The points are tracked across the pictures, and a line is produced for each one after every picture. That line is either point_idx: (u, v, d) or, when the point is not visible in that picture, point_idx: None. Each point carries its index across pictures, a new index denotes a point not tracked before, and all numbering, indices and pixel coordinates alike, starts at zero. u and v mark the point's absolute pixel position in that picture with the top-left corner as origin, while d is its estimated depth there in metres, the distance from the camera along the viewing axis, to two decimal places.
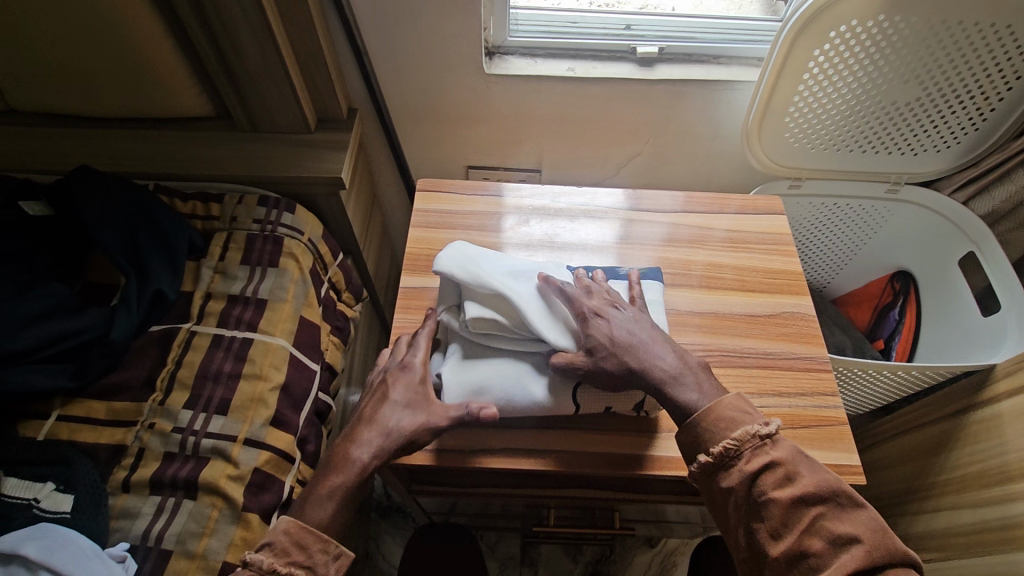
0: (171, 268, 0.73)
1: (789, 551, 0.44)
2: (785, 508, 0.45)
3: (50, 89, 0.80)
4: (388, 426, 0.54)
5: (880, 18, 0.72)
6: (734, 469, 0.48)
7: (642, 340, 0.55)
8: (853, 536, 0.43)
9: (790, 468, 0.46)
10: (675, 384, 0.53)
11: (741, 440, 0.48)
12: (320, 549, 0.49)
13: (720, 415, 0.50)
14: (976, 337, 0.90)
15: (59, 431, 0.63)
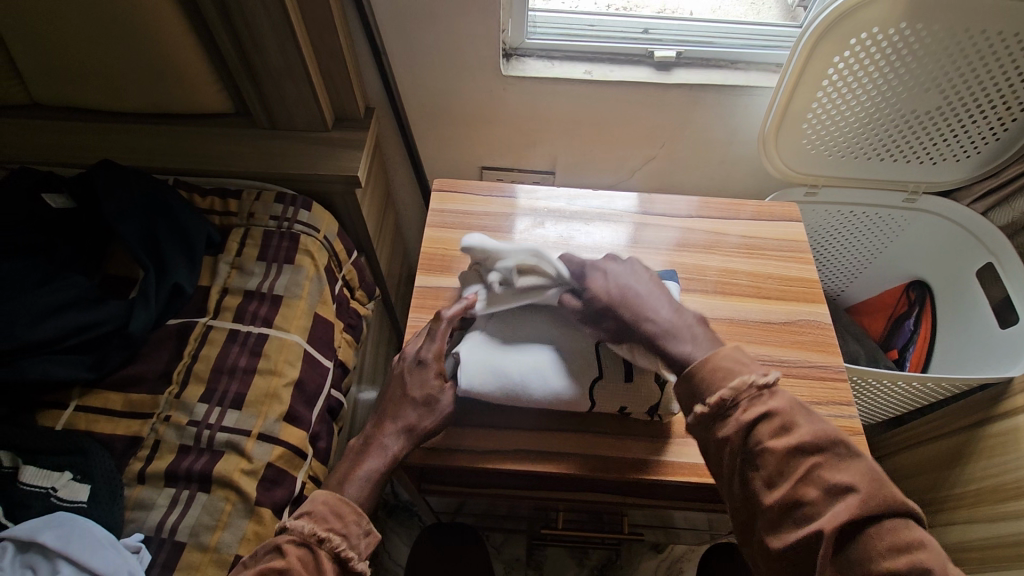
0: (189, 261, 0.74)
1: (783, 500, 0.41)
2: (781, 457, 0.42)
3: (74, 84, 0.81)
4: (417, 425, 0.55)
5: (902, 26, 0.72)
6: (731, 419, 0.45)
7: (633, 294, 0.55)
8: (849, 484, 0.40)
9: (787, 418, 0.44)
10: (668, 335, 0.52)
11: (739, 389, 0.46)
12: (356, 520, 0.49)
13: (716, 365, 0.48)
14: (991, 347, 0.89)
15: (77, 421, 0.64)
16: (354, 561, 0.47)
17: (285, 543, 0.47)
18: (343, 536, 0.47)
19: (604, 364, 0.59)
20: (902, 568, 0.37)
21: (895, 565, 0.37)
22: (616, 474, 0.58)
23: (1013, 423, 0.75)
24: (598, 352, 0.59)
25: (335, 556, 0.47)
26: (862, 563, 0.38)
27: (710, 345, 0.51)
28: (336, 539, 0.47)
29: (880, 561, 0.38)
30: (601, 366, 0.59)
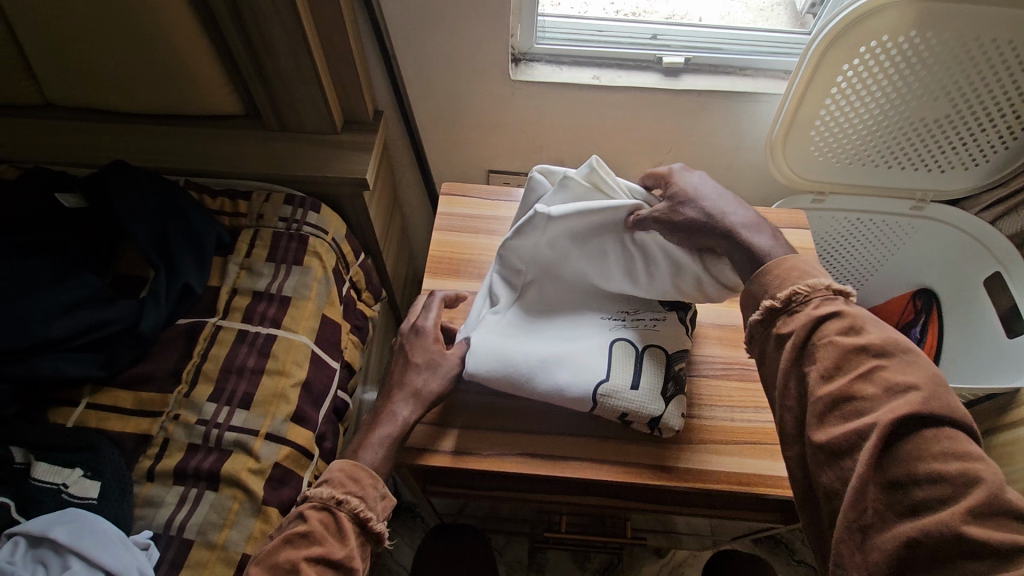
0: (199, 262, 0.75)
1: (836, 393, 0.42)
2: (843, 352, 0.43)
3: (88, 84, 0.82)
4: (422, 390, 0.57)
5: (912, 35, 0.71)
6: (801, 315, 0.47)
7: (713, 197, 0.56)
8: (910, 384, 0.40)
9: (857, 322, 0.45)
10: (746, 233, 0.54)
11: (813, 288, 0.48)
12: (372, 484, 0.50)
13: (794, 268, 0.50)
14: (997, 357, 0.89)
15: (87, 418, 0.64)
16: (373, 522, 0.49)
17: (304, 507, 0.48)
18: (361, 498, 0.49)
19: (612, 368, 0.58)
20: (949, 471, 0.36)
21: (944, 467, 0.37)
22: (621, 479, 0.59)
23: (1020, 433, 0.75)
24: (608, 355, 0.59)
25: (355, 517, 0.48)
26: (907, 461, 0.38)
27: (789, 247, 0.53)
28: (354, 501, 0.48)
29: (928, 465, 0.37)
30: (609, 368, 0.58)
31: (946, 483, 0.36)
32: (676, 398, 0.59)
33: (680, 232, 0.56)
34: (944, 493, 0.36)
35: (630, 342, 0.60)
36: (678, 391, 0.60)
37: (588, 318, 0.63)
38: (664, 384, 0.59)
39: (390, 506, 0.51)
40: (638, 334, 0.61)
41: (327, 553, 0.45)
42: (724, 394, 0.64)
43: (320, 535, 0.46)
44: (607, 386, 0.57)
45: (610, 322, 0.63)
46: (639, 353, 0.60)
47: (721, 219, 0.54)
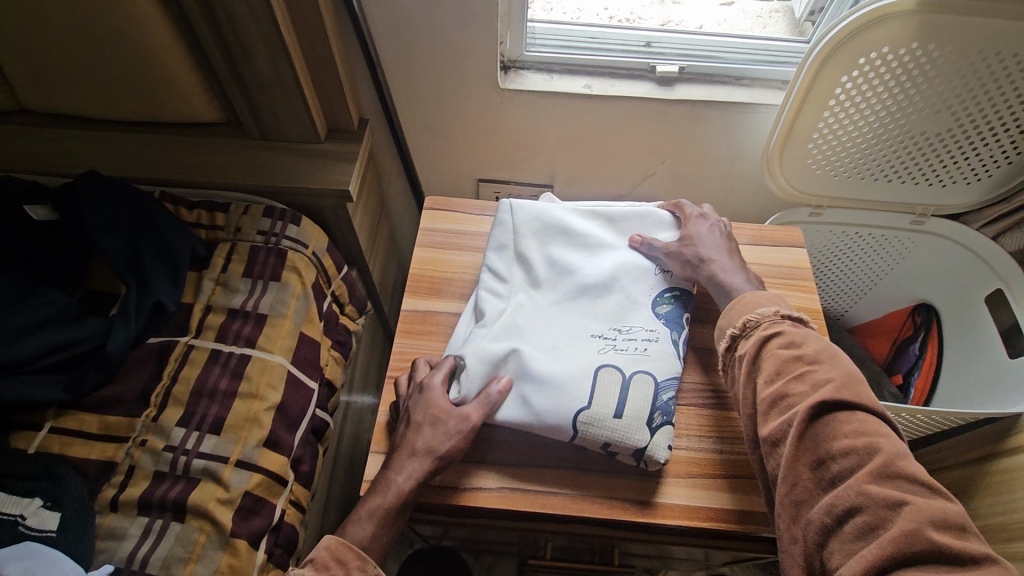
0: (172, 277, 0.72)
1: (773, 393, 0.48)
2: (782, 361, 0.50)
3: (61, 91, 0.80)
4: (434, 449, 0.55)
5: (913, 47, 0.69)
6: (752, 337, 0.54)
7: (716, 243, 0.65)
8: (831, 378, 0.46)
9: (796, 338, 0.51)
10: (731, 275, 0.63)
11: (763, 316, 0.55)
12: (358, 566, 0.50)
13: (754, 300, 0.57)
14: (999, 378, 0.86)
15: (50, 444, 0.62)
16: None
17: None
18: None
19: (595, 396, 0.56)
20: (857, 445, 0.42)
21: (852, 442, 0.42)
22: (605, 514, 0.56)
23: (1019, 461, 0.72)
24: (592, 379, 0.57)
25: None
26: (824, 442, 0.43)
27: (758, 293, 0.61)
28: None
29: (840, 442, 0.42)
30: (590, 395, 0.56)
31: (855, 454, 0.41)
32: (665, 427, 0.57)
33: (673, 258, 0.65)
34: (854, 463, 0.41)
35: (615, 364, 0.58)
36: (669, 421, 0.57)
37: (575, 334, 0.61)
38: (651, 413, 0.56)
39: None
40: (626, 358, 0.59)
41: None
42: (717, 423, 0.62)
43: None
44: (586, 413, 0.55)
45: (601, 340, 0.60)
46: (628, 378, 0.57)
47: (716, 260, 0.64)
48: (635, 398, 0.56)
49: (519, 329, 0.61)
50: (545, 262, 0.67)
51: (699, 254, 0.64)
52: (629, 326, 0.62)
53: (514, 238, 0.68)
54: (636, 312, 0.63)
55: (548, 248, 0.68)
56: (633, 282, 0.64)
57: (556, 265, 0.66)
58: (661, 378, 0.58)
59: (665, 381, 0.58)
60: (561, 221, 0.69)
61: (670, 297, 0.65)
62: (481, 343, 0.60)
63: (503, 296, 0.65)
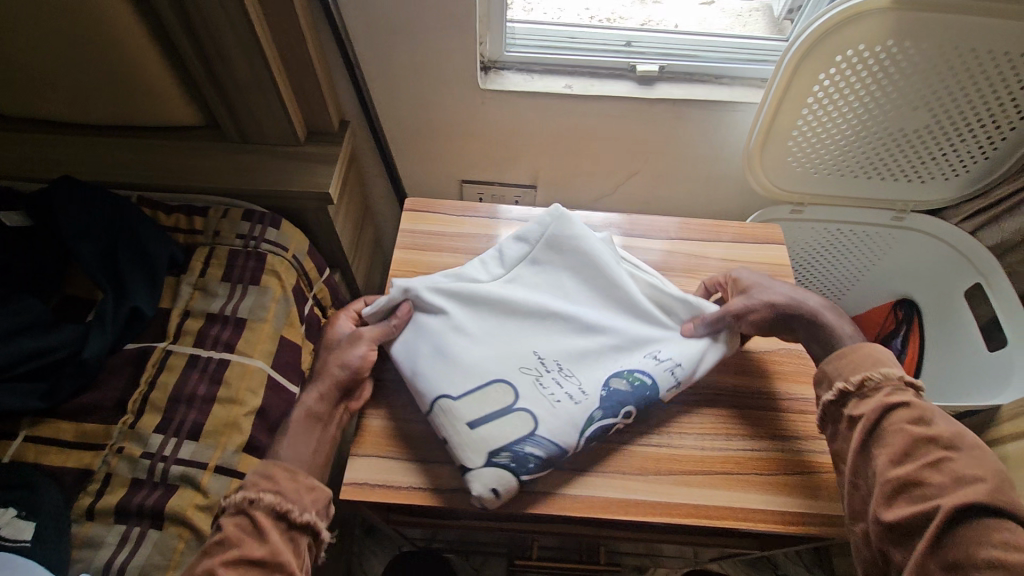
0: (150, 282, 0.72)
1: (903, 477, 0.47)
2: (913, 440, 0.48)
3: (32, 98, 0.79)
4: (344, 363, 0.60)
5: (889, 44, 0.69)
6: (872, 400, 0.52)
7: (788, 287, 0.63)
8: (977, 476, 0.45)
9: (924, 412, 0.49)
10: (828, 313, 0.60)
11: (887, 376, 0.52)
12: (288, 478, 0.52)
13: (866, 354, 0.55)
14: (983, 370, 0.86)
15: (25, 452, 0.62)
16: (294, 513, 0.50)
17: (221, 518, 0.51)
18: (276, 493, 0.50)
19: (465, 397, 0.56)
20: (1012, 560, 0.41)
21: (1008, 555, 0.41)
22: (585, 514, 0.56)
23: (998, 452, 0.72)
24: (482, 384, 0.57)
25: (273, 512, 0.50)
26: (967, 546, 0.43)
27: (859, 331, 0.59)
28: (267, 497, 0.50)
29: (988, 551, 0.42)
30: (465, 391, 0.56)
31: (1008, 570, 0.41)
32: (505, 472, 0.53)
33: (755, 314, 0.61)
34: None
35: (517, 390, 0.57)
36: (512, 469, 0.53)
37: (518, 335, 0.61)
38: (500, 448, 0.54)
39: (319, 499, 0.52)
40: (533, 391, 0.57)
41: (246, 554, 0.47)
42: (696, 422, 0.62)
43: (236, 539, 0.48)
44: (446, 401, 0.56)
45: (532, 364, 0.59)
46: (512, 408, 0.56)
47: (800, 304, 0.61)
48: (503, 426, 0.55)
49: (473, 309, 0.62)
50: (554, 275, 0.65)
51: (780, 303, 0.61)
52: (580, 379, 0.58)
53: (541, 243, 0.66)
54: (593, 369, 0.59)
55: (571, 265, 0.65)
56: (608, 342, 0.61)
57: (554, 286, 0.64)
58: (541, 432, 0.55)
59: (544, 436, 0.54)
60: (600, 256, 0.65)
61: (636, 381, 0.58)
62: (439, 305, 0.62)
63: (482, 279, 0.65)
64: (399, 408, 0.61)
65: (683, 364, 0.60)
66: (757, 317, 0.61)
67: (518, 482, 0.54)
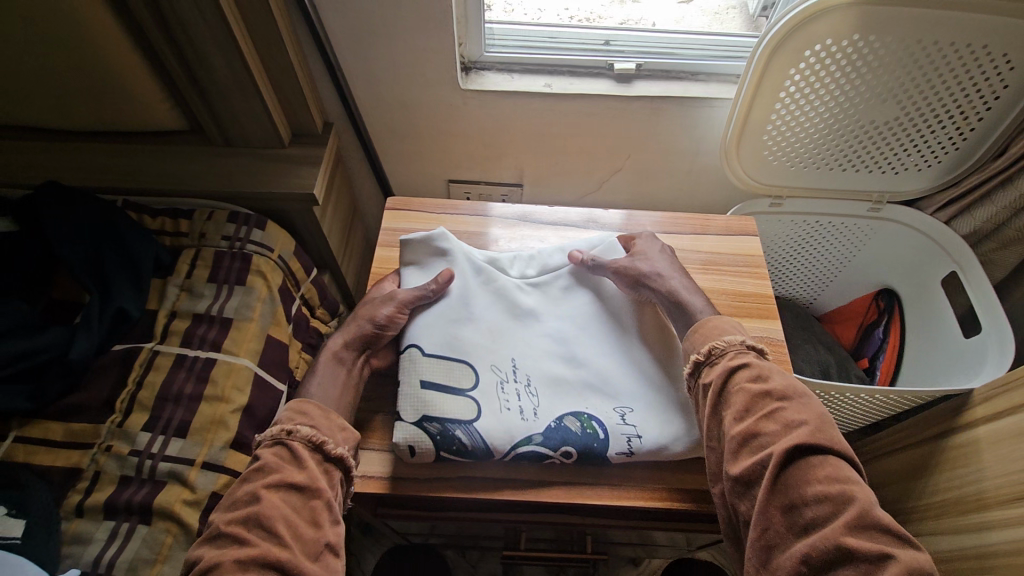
0: (136, 286, 0.73)
1: (743, 431, 0.48)
2: (750, 397, 0.50)
3: (17, 106, 0.80)
4: (374, 316, 0.63)
5: (855, 38, 0.71)
6: (718, 366, 0.54)
7: (666, 265, 0.66)
8: (803, 421, 0.47)
9: (762, 372, 0.52)
10: (687, 295, 0.62)
11: (729, 343, 0.55)
12: (323, 415, 0.54)
13: (711, 327, 0.58)
14: (958, 359, 0.88)
15: (15, 452, 0.64)
16: (329, 446, 0.52)
17: (258, 449, 0.51)
18: (312, 426, 0.52)
19: (430, 360, 0.60)
20: (831, 492, 0.43)
21: (827, 488, 0.43)
22: (567, 501, 0.57)
23: (972, 435, 0.73)
24: (453, 356, 0.61)
25: (310, 444, 0.51)
26: (798, 486, 0.44)
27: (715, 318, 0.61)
28: (304, 429, 0.52)
29: (814, 487, 0.43)
30: (435, 353, 0.61)
31: (830, 501, 0.42)
32: (428, 439, 0.56)
33: (629, 277, 0.65)
34: (828, 511, 0.42)
35: (477, 380, 0.59)
36: (433, 439, 0.56)
37: (511, 335, 0.64)
38: (430, 421, 0.56)
39: (350, 438, 0.54)
40: (493, 391, 0.59)
41: (288, 477, 0.48)
42: None
43: (276, 464, 0.49)
44: (415, 352, 0.61)
45: (504, 368, 0.61)
46: (464, 393, 0.58)
47: (660, 281, 0.64)
48: (449, 402, 0.57)
49: (488, 294, 0.67)
50: (575, 302, 0.68)
51: (649, 274, 0.64)
52: (542, 401, 0.59)
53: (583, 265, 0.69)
54: (564, 398, 0.60)
55: (593, 295, 0.68)
56: (592, 375, 0.62)
57: (573, 310, 0.67)
58: (478, 426, 0.56)
59: (478, 429, 0.56)
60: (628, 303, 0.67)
61: (590, 428, 0.58)
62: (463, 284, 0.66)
63: (511, 274, 0.69)
64: (380, 401, 0.63)
65: (644, 437, 0.58)
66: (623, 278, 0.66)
67: (434, 454, 0.56)
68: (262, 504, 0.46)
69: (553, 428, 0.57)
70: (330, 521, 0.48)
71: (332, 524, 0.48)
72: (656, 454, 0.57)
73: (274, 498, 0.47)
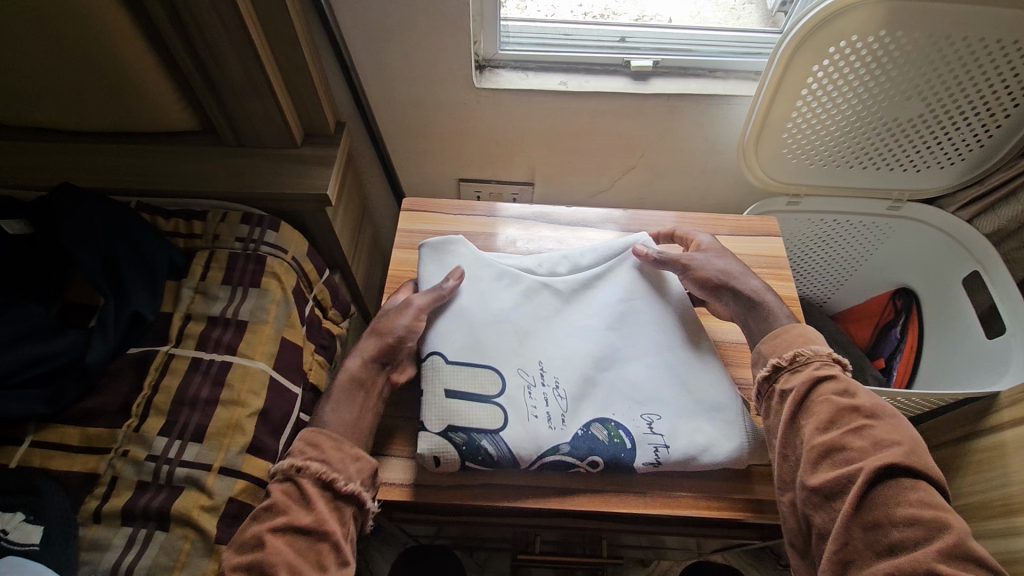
0: (151, 288, 0.73)
1: (829, 442, 0.48)
2: (838, 409, 0.49)
3: (29, 106, 0.79)
4: (385, 330, 0.60)
5: (881, 34, 0.69)
6: (803, 373, 0.53)
7: (740, 265, 0.66)
8: (895, 441, 0.46)
9: (849, 385, 0.51)
10: (769, 295, 0.62)
11: (815, 353, 0.54)
12: (334, 447, 0.52)
13: (802, 333, 0.56)
14: (980, 358, 0.86)
15: (32, 457, 0.63)
16: (339, 483, 0.50)
17: (270, 484, 0.51)
18: (322, 462, 0.51)
19: (455, 366, 0.59)
20: (923, 517, 0.42)
21: (920, 512, 0.43)
22: (589, 508, 0.56)
23: (997, 439, 0.71)
24: (478, 363, 0.59)
25: (319, 480, 0.50)
26: (885, 506, 0.44)
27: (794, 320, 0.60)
28: (313, 465, 0.50)
29: (904, 510, 0.43)
30: (458, 359, 0.59)
31: (921, 527, 0.42)
32: (453, 450, 0.55)
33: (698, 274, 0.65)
34: (919, 535, 0.42)
35: (504, 386, 0.58)
36: (460, 446, 0.55)
37: (538, 339, 0.63)
38: (455, 430, 0.55)
39: (364, 469, 0.52)
40: (519, 395, 0.58)
41: (293, 520, 0.47)
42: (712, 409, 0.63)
43: (284, 505, 0.49)
44: (439, 360, 0.59)
45: (532, 372, 0.60)
46: (490, 399, 0.57)
47: (740, 281, 0.63)
48: (473, 410, 0.56)
49: (513, 296, 0.66)
50: (605, 301, 0.66)
51: (727, 275, 0.64)
52: (571, 405, 0.59)
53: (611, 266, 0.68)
54: (587, 406, 0.59)
55: (629, 289, 0.66)
56: (619, 378, 0.61)
57: (601, 307, 0.66)
58: (504, 436, 0.55)
59: (504, 439, 0.55)
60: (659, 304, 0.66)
61: (617, 437, 0.57)
62: (484, 284, 0.66)
63: (539, 272, 0.68)
64: (398, 406, 0.62)
65: (671, 447, 0.57)
66: (694, 276, 0.65)
67: (460, 463, 0.55)
68: (264, 551, 0.46)
69: (579, 438, 0.57)
70: (338, 561, 0.48)
71: (337, 567, 0.47)
72: (684, 465, 0.57)
73: (278, 544, 0.46)
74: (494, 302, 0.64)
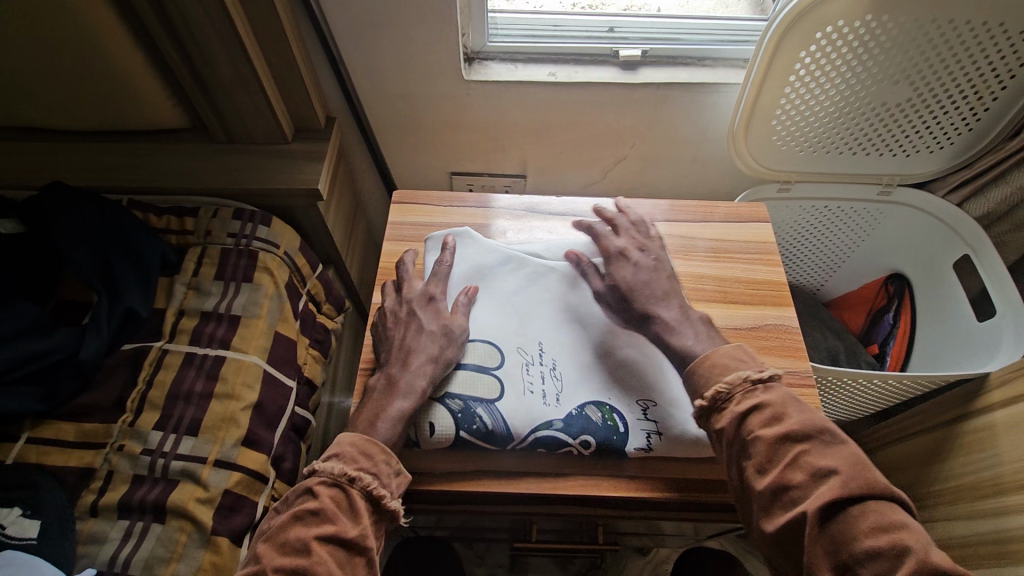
0: (143, 285, 0.73)
1: (774, 484, 0.44)
2: (769, 445, 0.46)
3: (19, 106, 0.79)
4: (445, 355, 0.58)
5: (867, 19, 0.69)
6: (726, 411, 0.49)
7: (653, 287, 0.60)
8: (832, 468, 0.43)
9: (777, 409, 0.47)
10: (680, 326, 0.57)
11: (733, 384, 0.50)
12: (385, 461, 0.50)
13: (715, 361, 0.53)
14: (972, 342, 0.87)
15: (28, 453, 0.64)
16: (386, 500, 0.49)
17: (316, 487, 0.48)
18: (374, 475, 0.49)
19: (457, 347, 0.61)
20: (881, 546, 0.39)
21: (876, 543, 0.39)
22: (580, 493, 0.57)
23: (988, 420, 0.72)
24: (476, 339, 0.62)
25: (368, 494, 0.48)
26: (845, 543, 0.40)
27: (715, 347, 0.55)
28: (366, 478, 0.48)
29: (862, 542, 0.40)
30: None
31: (882, 557, 0.39)
32: (449, 417, 0.56)
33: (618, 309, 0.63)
34: (884, 568, 0.39)
35: (503, 361, 0.61)
36: (456, 415, 0.56)
37: (534, 318, 0.65)
38: (451, 403, 0.57)
39: (403, 485, 0.51)
40: (518, 373, 0.60)
41: (341, 532, 0.46)
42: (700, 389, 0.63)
43: (332, 513, 0.47)
44: None
45: (530, 351, 0.62)
46: (489, 371, 0.60)
47: (650, 311, 0.59)
48: (474, 380, 0.59)
49: (519, 275, 0.68)
50: None
51: (637, 307, 0.60)
52: (566, 386, 0.60)
53: None
54: (581, 389, 0.60)
55: None
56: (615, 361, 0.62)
57: None
58: (499, 406, 0.57)
59: (499, 410, 0.57)
60: None
61: (611, 420, 0.58)
62: (490, 270, 0.68)
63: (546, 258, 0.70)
64: None
65: (664, 434, 0.58)
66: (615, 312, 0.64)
67: (455, 434, 0.56)
68: (310, 559, 0.44)
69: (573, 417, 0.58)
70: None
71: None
72: (677, 450, 0.58)
73: (323, 553, 0.45)
74: (494, 287, 0.67)
